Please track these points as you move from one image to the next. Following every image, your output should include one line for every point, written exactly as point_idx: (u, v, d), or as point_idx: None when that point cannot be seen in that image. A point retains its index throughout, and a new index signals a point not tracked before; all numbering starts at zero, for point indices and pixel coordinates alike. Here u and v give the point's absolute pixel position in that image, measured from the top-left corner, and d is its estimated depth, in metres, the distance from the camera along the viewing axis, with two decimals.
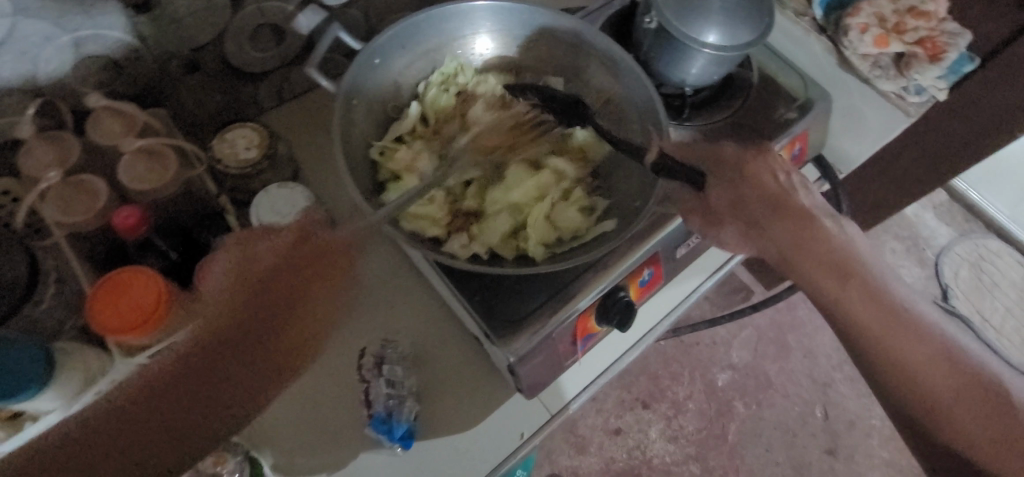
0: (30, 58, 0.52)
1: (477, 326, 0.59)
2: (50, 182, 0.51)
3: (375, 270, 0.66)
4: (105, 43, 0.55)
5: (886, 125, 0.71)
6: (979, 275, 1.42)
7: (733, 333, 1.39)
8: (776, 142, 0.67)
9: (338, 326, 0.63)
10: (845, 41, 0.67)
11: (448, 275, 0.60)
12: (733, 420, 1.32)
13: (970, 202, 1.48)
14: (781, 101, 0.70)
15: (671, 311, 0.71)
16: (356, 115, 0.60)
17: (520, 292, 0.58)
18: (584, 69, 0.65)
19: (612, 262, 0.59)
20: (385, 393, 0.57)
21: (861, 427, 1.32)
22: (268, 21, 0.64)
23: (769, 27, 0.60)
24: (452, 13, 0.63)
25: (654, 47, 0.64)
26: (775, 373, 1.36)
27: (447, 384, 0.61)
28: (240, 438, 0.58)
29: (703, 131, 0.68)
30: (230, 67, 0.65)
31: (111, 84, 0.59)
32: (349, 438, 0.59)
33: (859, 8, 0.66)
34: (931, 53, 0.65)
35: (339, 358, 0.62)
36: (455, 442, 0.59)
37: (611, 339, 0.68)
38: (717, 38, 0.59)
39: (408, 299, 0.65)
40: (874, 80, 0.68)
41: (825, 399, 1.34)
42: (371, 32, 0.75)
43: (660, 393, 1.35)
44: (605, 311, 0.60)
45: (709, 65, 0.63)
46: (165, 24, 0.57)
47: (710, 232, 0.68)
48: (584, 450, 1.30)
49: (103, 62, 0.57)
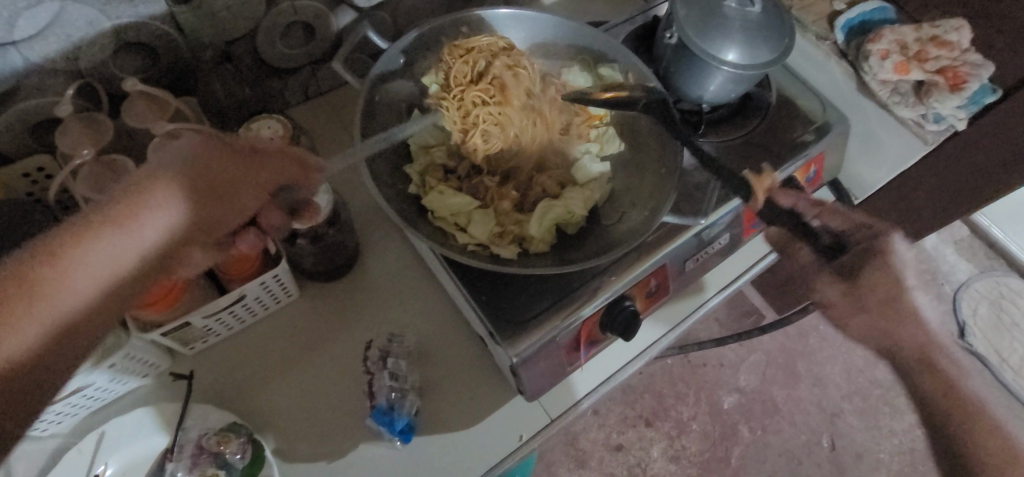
0: (73, 42, 0.55)
1: (482, 326, 0.60)
2: (84, 159, 0.54)
3: (387, 263, 0.68)
4: (144, 30, 0.58)
5: (904, 151, 0.71)
6: (999, 314, 1.40)
7: (741, 356, 1.38)
8: (790, 164, 0.67)
9: (344, 319, 0.65)
10: (866, 66, 0.68)
11: (456, 272, 0.61)
12: (736, 444, 1.31)
13: (993, 239, 1.46)
14: (797, 124, 0.70)
15: (678, 325, 0.70)
16: (379, 111, 0.62)
17: (526, 293, 0.60)
18: (602, 69, 0.65)
19: (618, 272, 0.60)
20: (388, 386, 0.58)
21: (868, 461, 1.30)
22: (301, 18, 0.67)
23: (788, 49, 0.61)
24: (479, 18, 0.65)
25: (674, 63, 0.65)
26: (782, 399, 1.35)
27: (451, 380, 0.62)
28: (244, 420, 0.59)
29: (717, 148, 0.69)
30: (262, 62, 0.68)
31: (145, 71, 0.61)
32: (350, 428, 0.59)
33: (881, 33, 0.67)
34: (953, 82, 0.65)
35: (345, 349, 0.63)
36: (453, 440, 0.60)
37: (615, 349, 0.68)
38: (736, 56, 0.60)
39: (418, 295, 0.66)
40: (892, 106, 0.68)
41: (833, 429, 1.32)
42: (397, 35, 0.77)
43: (663, 411, 1.34)
44: (610, 319, 0.60)
45: (726, 83, 0.64)
46: (203, 14, 0.60)
47: (721, 247, 0.67)
48: (584, 464, 1.29)
49: (139, 48, 0.59)
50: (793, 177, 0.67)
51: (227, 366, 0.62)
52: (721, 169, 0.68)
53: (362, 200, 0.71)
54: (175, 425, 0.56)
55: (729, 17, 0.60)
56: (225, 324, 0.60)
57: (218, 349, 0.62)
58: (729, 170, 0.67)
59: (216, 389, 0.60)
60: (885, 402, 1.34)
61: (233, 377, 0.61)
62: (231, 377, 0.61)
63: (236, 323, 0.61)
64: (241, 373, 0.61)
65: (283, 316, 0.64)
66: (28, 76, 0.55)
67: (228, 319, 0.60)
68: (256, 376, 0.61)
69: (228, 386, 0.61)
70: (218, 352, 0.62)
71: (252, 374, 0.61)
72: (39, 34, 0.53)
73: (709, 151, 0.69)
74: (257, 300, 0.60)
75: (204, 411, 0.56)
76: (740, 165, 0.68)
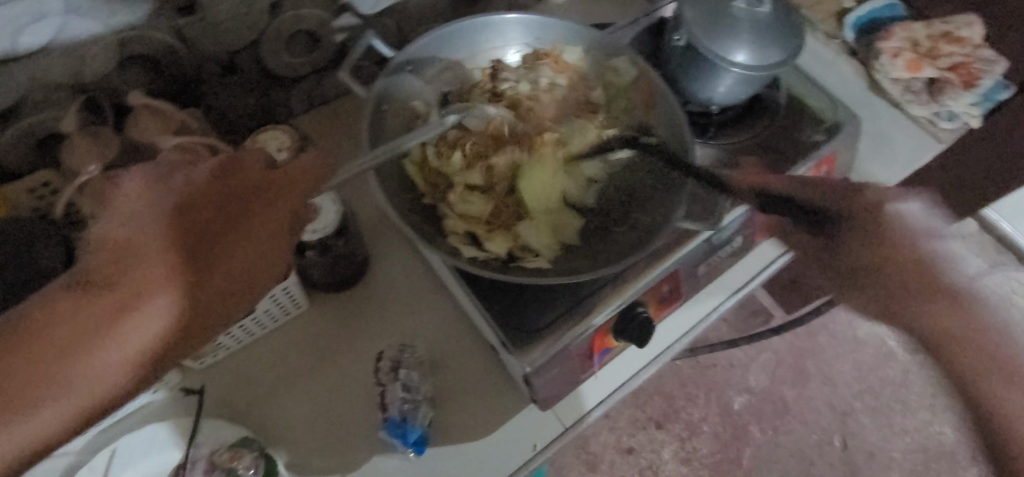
0: (76, 56, 0.54)
1: (494, 335, 0.59)
2: (90, 176, 0.53)
3: (396, 272, 0.67)
4: (148, 43, 0.57)
5: (915, 150, 0.68)
6: None
7: (751, 356, 1.37)
8: (801, 165, 0.66)
9: (355, 330, 0.64)
10: (877, 64, 0.68)
11: (466, 281, 0.60)
12: (747, 445, 1.30)
13: (1002, 234, 1.45)
14: (808, 124, 0.69)
15: (691, 330, 0.70)
16: (385, 119, 0.61)
17: (538, 302, 0.59)
18: (615, 62, 0.64)
19: (630, 278, 0.59)
20: (400, 398, 0.57)
21: (881, 460, 1.29)
22: (305, 27, 0.66)
23: (799, 49, 0.60)
24: (485, 25, 0.65)
25: (682, 65, 0.65)
26: (793, 399, 1.34)
27: (463, 391, 0.62)
28: (256, 434, 0.59)
29: (728, 150, 0.68)
30: (266, 72, 0.67)
31: (149, 83, 0.60)
32: (363, 441, 0.59)
33: (892, 32, 0.68)
34: (966, 78, 0.65)
35: (356, 361, 0.62)
36: (467, 450, 0.59)
37: (627, 355, 0.67)
38: (746, 57, 0.59)
39: (427, 303, 0.66)
40: (905, 104, 0.68)
41: (845, 428, 1.31)
42: (402, 41, 0.76)
43: (673, 413, 1.33)
44: (623, 327, 0.60)
45: (737, 84, 0.63)
46: (207, 26, 0.59)
47: (733, 250, 0.67)
48: (595, 468, 1.28)
49: (144, 61, 0.58)
50: (804, 178, 0.66)
51: (238, 379, 0.61)
52: (732, 171, 0.67)
53: (369, 209, 0.70)
54: (188, 440, 0.55)
55: (738, 18, 0.60)
56: (236, 337, 0.59)
57: (228, 363, 0.62)
58: (739, 173, 0.67)
59: (228, 403, 0.60)
60: (896, 400, 1.33)
61: (243, 390, 0.61)
62: (242, 391, 0.61)
63: (247, 336, 0.61)
64: (252, 388, 0.61)
65: (293, 327, 0.64)
66: (31, 91, 0.54)
67: (237, 333, 0.59)
68: (266, 390, 0.61)
69: (238, 401, 0.60)
70: (230, 366, 0.62)
71: (263, 388, 0.61)
72: (43, 48, 0.52)
73: (719, 153, 0.68)
74: (266, 312, 0.59)
75: (215, 428, 0.56)
76: (752, 167, 0.67)
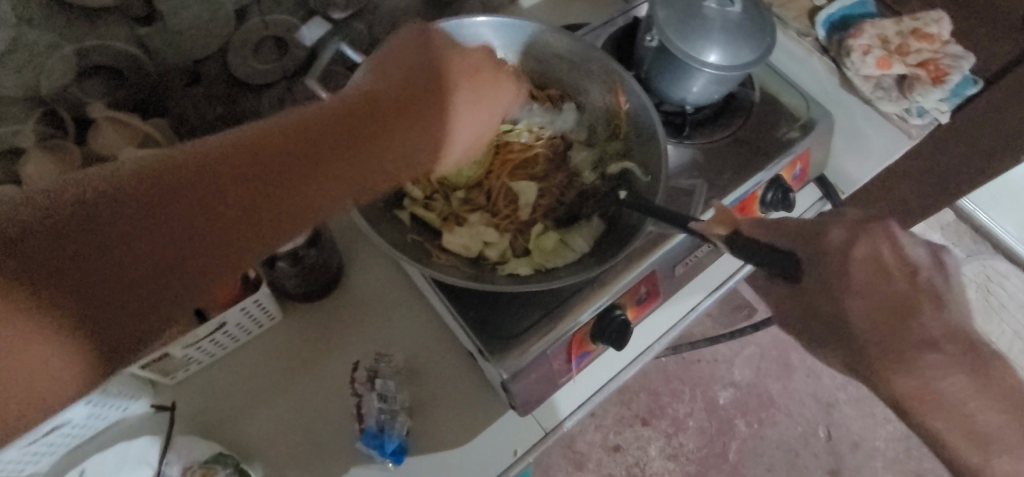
0: (33, 68, 0.52)
1: (471, 343, 0.59)
2: None
3: (371, 281, 0.67)
4: (109, 53, 0.56)
5: (889, 146, 0.70)
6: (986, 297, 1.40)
7: (734, 351, 1.37)
8: (776, 162, 0.66)
9: (331, 339, 0.63)
10: (848, 61, 0.67)
11: (443, 288, 0.60)
12: (733, 439, 1.31)
13: (977, 222, 1.46)
14: (782, 121, 0.69)
15: (670, 330, 0.70)
16: None
17: (513, 308, 0.58)
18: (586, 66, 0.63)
19: (607, 280, 0.59)
20: (377, 407, 0.57)
21: (864, 449, 1.30)
22: (272, 33, 0.66)
23: (770, 48, 0.60)
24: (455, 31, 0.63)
25: (655, 65, 0.64)
26: (777, 392, 1.35)
27: (440, 398, 0.61)
28: (231, 449, 0.58)
29: (702, 150, 0.68)
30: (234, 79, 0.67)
31: (112, 94, 0.59)
32: (339, 453, 0.58)
33: (862, 29, 0.67)
34: (935, 75, 0.65)
35: (332, 372, 0.62)
36: (446, 459, 0.59)
37: (606, 357, 0.67)
38: (718, 57, 0.59)
39: (403, 309, 0.65)
40: (876, 102, 0.67)
41: (829, 419, 1.33)
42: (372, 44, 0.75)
43: (659, 410, 1.34)
44: (600, 330, 0.59)
45: (710, 85, 0.63)
46: (170, 36, 0.58)
47: (709, 251, 0.66)
48: (582, 466, 1.28)
49: (105, 72, 0.57)
50: (778, 176, 0.67)
51: (212, 392, 0.60)
52: (707, 172, 0.67)
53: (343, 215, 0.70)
54: (160, 458, 0.52)
55: (709, 18, 0.59)
56: (206, 352, 0.59)
57: (202, 376, 0.61)
58: (715, 174, 0.66)
59: (203, 416, 0.59)
60: None
61: (217, 404, 0.60)
62: (218, 404, 0.60)
63: (220, 350, 0.60)
64: (227, 402, 0.60)
65: (268, 338, 0.63)
66: None
67: (209, 347, 0.58)
68: (242, 403, 0.60)
69: (215, 415, 0.59)
70: (204, 379, 0.61)
71: (238, 400, 0.60)
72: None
73: (694, 153, 0.68)
74: (239, 326, 0.59)
75: (187, 444, 0.54)
76: (726, 167, 0.67)
